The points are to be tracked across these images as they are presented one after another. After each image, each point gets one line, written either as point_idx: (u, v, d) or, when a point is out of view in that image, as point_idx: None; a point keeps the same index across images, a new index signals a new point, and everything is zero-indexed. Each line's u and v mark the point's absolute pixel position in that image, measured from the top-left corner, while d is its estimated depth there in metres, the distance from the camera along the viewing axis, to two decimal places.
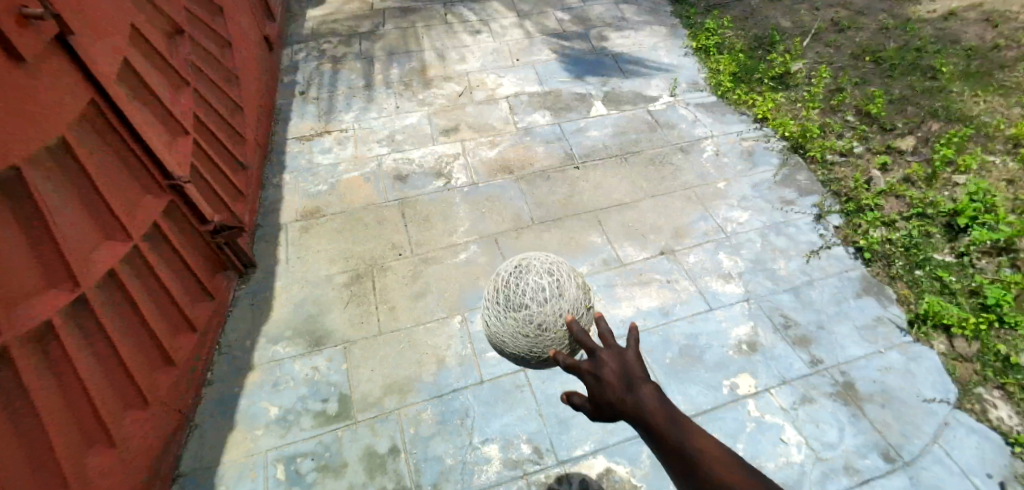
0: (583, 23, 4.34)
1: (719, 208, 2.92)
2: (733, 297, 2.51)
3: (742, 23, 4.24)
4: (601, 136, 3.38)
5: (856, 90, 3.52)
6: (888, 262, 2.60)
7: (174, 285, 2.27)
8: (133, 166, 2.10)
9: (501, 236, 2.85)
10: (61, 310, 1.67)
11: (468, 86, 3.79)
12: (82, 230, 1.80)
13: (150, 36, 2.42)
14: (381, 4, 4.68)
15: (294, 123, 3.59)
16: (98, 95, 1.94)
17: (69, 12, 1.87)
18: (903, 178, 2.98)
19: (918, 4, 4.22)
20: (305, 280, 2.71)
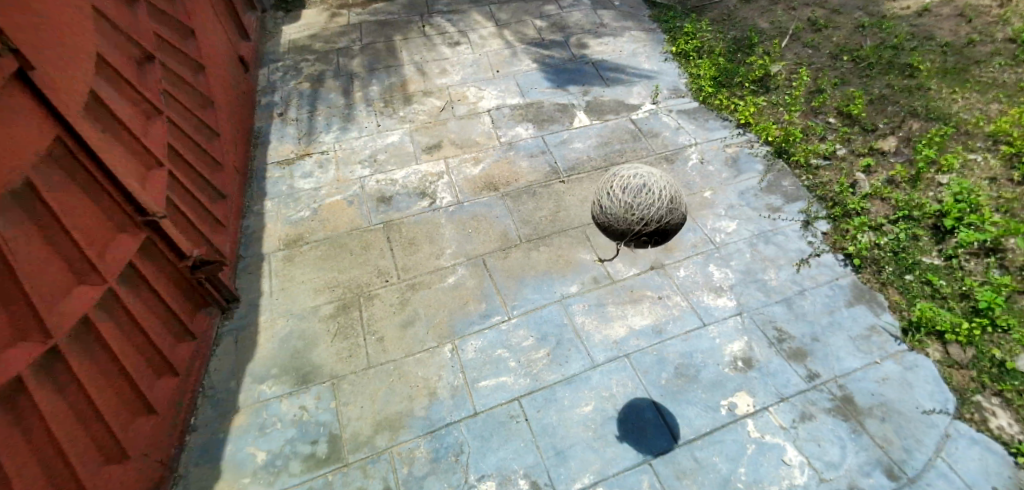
0: (561, 30, 4.31)
1: (708, 218, 2.91)
2: (725, 311, 2.50)
3: (721, 25, 4.24)
4: (585, 148, 3.34)
5: (836, 91, 3.54)
6: (877, 268, 2.61)
7: (154, 325, 2.20)
8: (105, 203, 2.00)
9: (489, 257, 2.80)
10: (32, 363, 1.59)
11: (449, 100, 3.74)
12: (52, 277, 1.72)
13: (120, 63, 2.30)
14: (356, 19, 4.61)
15: (273, 147, 3.51)
16: (64, 132, 1.84)
17: (30, 45, 1.75)
18: (888, 180, 3.00)
19: (892, 0, 4.25)
20: (290, 313, 2.64)
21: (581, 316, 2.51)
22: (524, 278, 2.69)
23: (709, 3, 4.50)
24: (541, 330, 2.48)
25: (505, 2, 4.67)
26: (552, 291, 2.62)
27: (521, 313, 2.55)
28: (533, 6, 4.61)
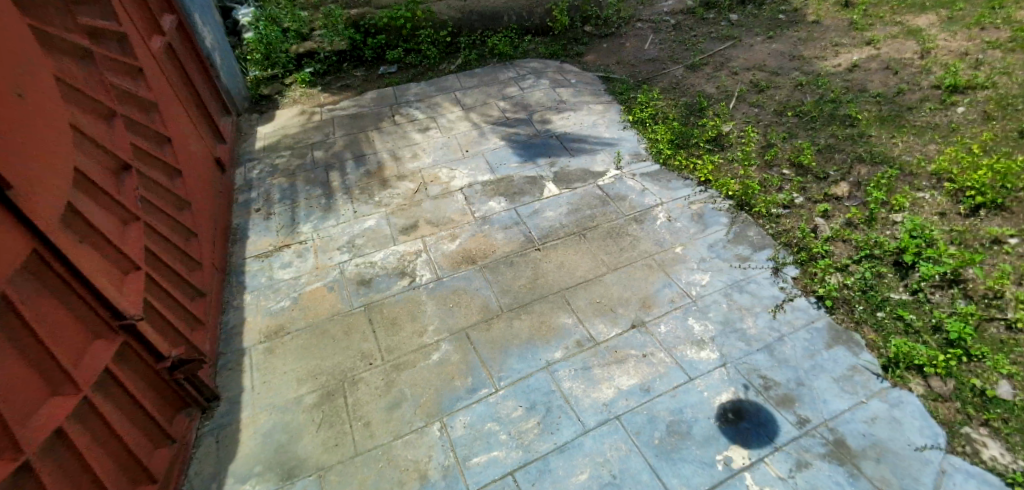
0: (525, 109, 4.59)
1: (681, 273, 2.99)
2: (709, 363, 2.52)
3: (671, 93, 4.56)
4: (557, 216, 3.46)
5: (786, 144, 3.78)
6: (849, 307, 2.69)
7: (131, 431, 2.13)
8: (82, 312, 1.99)
9: (472, 330, 2.80)
10: (3, 481, 1.51)
11: (422, 182, 3.88)
12: (24, 389, 1.68)
13: (97, 174, 2.36)
14: (329, 114, 4.85)
15: (252, 241, 3.56)
16: (42, 245, 1.85)
17: (13, 164, 1.80)
18: (846, 222, 3.15)
19: (824, 60, 4.66)
20: (272, 406, 2.58)
21: (568, 382, 2.50)
22: (508, 348, 2.69)
23: (658, 75, 4.87)
24: (529, 399, 2.46)
25: (470, 88, 4.98)
26: (537, 358, 2.62)
27: (508, 384, 2.53)
28: (496, 89, 4.92)
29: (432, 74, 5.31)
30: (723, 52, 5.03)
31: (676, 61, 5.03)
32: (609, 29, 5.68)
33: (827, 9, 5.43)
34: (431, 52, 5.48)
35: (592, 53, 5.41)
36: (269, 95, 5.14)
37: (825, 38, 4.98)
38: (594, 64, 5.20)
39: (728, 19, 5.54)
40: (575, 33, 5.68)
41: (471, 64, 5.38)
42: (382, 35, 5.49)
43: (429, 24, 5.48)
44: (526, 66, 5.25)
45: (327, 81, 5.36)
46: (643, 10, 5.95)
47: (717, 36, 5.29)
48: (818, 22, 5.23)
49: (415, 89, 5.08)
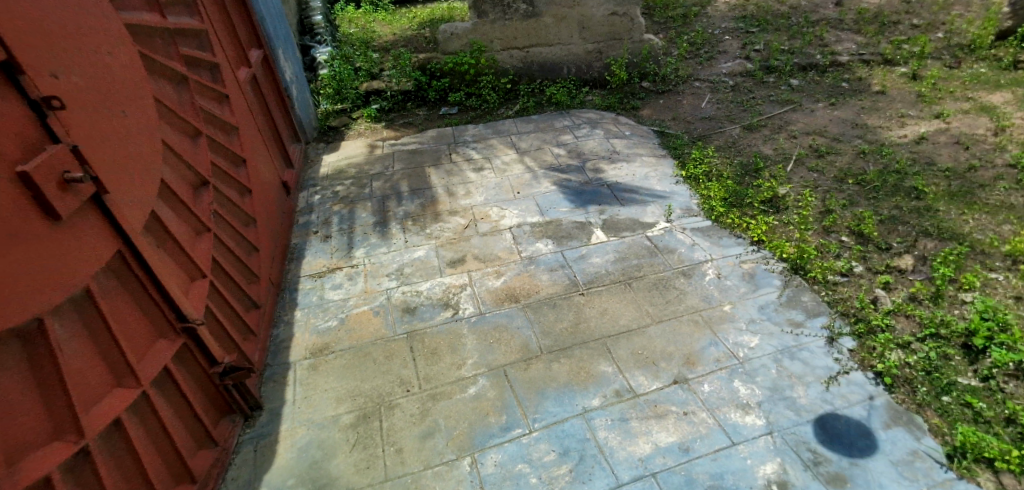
0: (578, 157, 4.70)
1: (728, 332, 2.92)
2: (755, 429, 2.42)
3: (726, 152, 4.56)
4: (604, 263, 3.48)
5: (845, 212, 3.69)
6: (911, 388, 2.54)
7: (180, 430, 2.23)
8: (151, 311, 2.14)
9: (510, 368, 2.81)
10: (62, 464, 1.61)
11: (473, 219, 3.99)
12: (93, 377, 1.80)
13: (179, 187, 2.57)
14: (391, 148, 5.12)
15: (307, 260, 3.74)
16: (126, 247, 2.02)
17: (111, 173, 1.99)
18: (909, 297, 3.02)
19: (889, 130, 4.58)
20: (311, 422, 2.64)
21: (605, 431, 2.46)
22: (545, 390, 2.68)
23: (714, 133, 4.89)
24: (563, 445, 2.42)
25: (526, 133, 5.15)
26: (574, 404, 2.60)
27: (543, 426, 2.51)
28: (552, 135, 5.08)
29: (491, 118, 5.54)
30: (782, 115, 5.02)
31: (733, 120, 5.05)
32: (667, 85, 5.79)
33: (893, 80, 5.37)
34: (491, 97, 5.73)
35: (648, 107, 5.52)
36: (336, 127, 5.48)
37: (890, 109, 4.91)
38: (649, 118, 5.30)
39: (788, 84, 5.55)
40: (633, 88, 5.83)
41: (529, 110, 5.58)
42: (446, 79, 5.81)
43: (490, 71, 5.79)
44: (582, 116, 5.41)
45: (391, 117, 5.67)
46: (702, 69, 6.04)
47: (776, 100, 5.29)
48: (883, 92, 5.18)
49: (474, 130, 5.31)
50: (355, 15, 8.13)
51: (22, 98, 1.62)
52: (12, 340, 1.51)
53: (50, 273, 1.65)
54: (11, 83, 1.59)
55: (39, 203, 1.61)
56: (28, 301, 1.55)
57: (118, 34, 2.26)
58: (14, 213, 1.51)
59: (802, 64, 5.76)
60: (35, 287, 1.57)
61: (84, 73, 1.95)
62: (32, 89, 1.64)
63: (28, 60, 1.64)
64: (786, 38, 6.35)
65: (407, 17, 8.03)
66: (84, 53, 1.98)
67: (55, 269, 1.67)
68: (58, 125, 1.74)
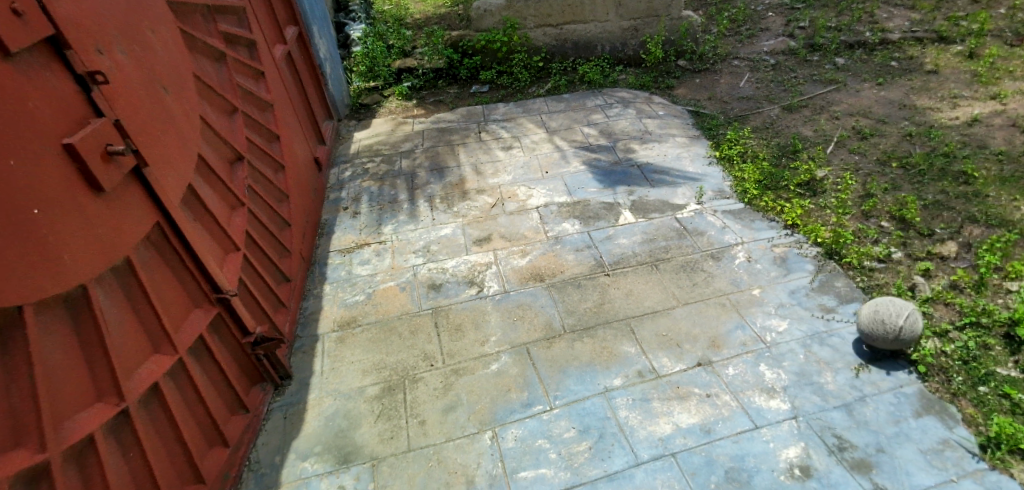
0: (609, 137, 4.62)
1: (756, 316, 2.86)
2: (779, 414, 2.39)
3: (763, 133, 4.41)
4: (630, 244, 3.44)
5: (887, 196, 3.54)
6: (946, 377, 2.46)
7: (214, 396, 2.34)
8: (187, 282, 2.23)
9: (533, 346, 2.83)
10: (103, 424, 1.72)
11: (500, 198, 3.99)
12: (133, 344, 1.90)
13: (216, 162, 2.65)
14: (420, 126, 5.13)
15: (337, 236, 3.82)
16: (164, 219, 2.10)
17: (151, 147, 2.06)
18: (950, 284, 2.91)
19: (940, 111, 4.34)
20: (338, 392, 2.74)
21: (625, 410, 2.46)
22: (567, 368, 2.69)
23: (751, 113, 4.73)
24: (583, 422, 2.44)
25: (556, 112, 5.09)
26: (596, 383, 2.60)
27: (563, 403, 2.53)
28: (582, 115, 5.00)
29: (521, 97, 5.48)
30: (825, 95, 4.81)
31: (772, 100, 4.87)
32: (704, 64, 5.61)
33: (948, 58, 5.07)
34: (522, 75, 5.68)
35: (683, 86, 5.37)
36: (368, 104, 5.53)
37: (942, 89, 4.64)
38: (684, 98, 5.16)
39: (833, 62, 5.30)
40: (668, 67, 5.67)
41: (560, 89, 5.50)
42: (477, 57, 5.77)
43: (523, 49, 5.71)
44: (614, 95, 5.30)
45: (421, 96, 5.68)
46: (742, 47, 5.82)
47: (820, 79, 5.07)
48: (936, 71, 4.89)
49: (503, 109, 5.27)
50: None
51: (68, 74, 1.69)
52: (58, 307, 1.61)
53: (93, 244, 1.73)
54: (58, 60, 1.66)
55: (82, 176, 1.69)
56: (72, 268, 1.64)
57: (158, 12, 2.32)
58: (57, 185, 1.59)
59: (849, 41, 5.48)
60: (77, 257, 1.66)
61: (126, 50, 2.01)
62: (77, 66, 1.71)
63: (73, 37, 1.71)
64: (834, 14, 6.04)
65: None
66: (127, 31, 2.04)
67: (98, 240, 1.76)
68: (102, 100, 1.81)
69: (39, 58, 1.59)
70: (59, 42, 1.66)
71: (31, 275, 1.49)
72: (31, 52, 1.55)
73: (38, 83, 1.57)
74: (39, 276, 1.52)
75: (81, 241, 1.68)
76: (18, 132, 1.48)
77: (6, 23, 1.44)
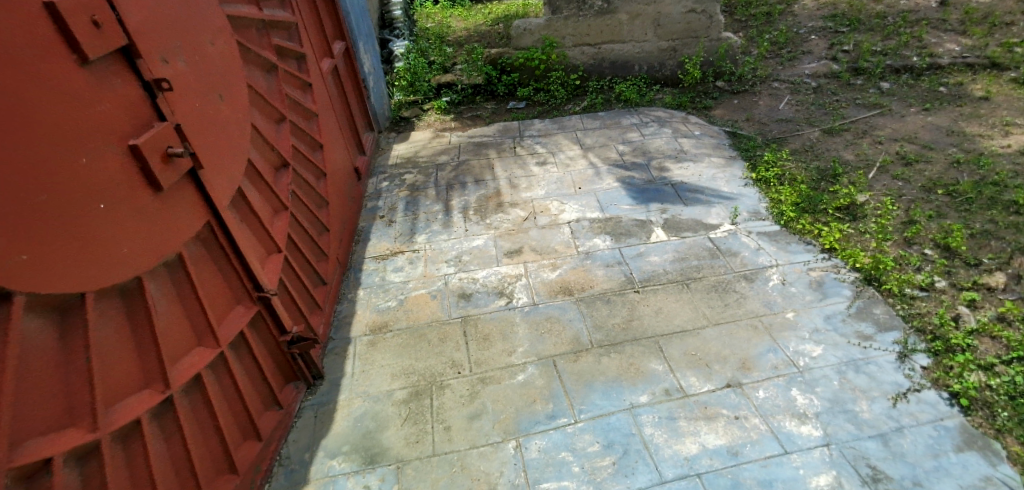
0: (643, 155, 4.63)
1: (789, 340, 2.80)
2: (811, 440, 2.33)
3: (802, 156, 4.34)
4: (662, 262, 3.43)
5: (931, 223, 3.44)
6: (990, 412, 2.37)
7: (250, 390, 2.44)
8: (231, 279, 2.35)
9: (560, 359, 2.84)
10: (149, 409, 1.82)
11: (533, 211, 4.05)
12: (178, 335, 2.01)
13: (263, 167, 2.79)
14: (457, 139, 5.26)
15: (372, 243, 3.94)
16: (214, 219, 2.22)
17: (206, 151, 2.20)
18: (997, 317, 2.81)
19: (990, 139, 4.21)
20: (366, 394, 2.81)
21: (651, 428, 2.45)
22: (593, 382, 2.69)
23: (790, 135, 4.67)
24: (608, 437, 2.44)
25: (591, 129, 5.14)
26: (622, 399, 2.60)
27: (588, 417, 2.53)
28: (618, 133, 5.03)
29: (557, 113, 5.56)
30: (868, 119, 4.72)
31: (812, 123, 4.79)
32: (742, 85, 5.57)
33: (1000, 85, 4.92)
34: (559, 92, 5.77)
35: (720, 107, 5.34)
36: (408, 117, 5.71)
37: (993, 116, 4.50)
38: (721, 119, 5.13)
39: (877, 87, 5.19)
40: (706, 87, 5.66)
41: (596, 107, 5.56)
42: (516, 74, 5.89)
43: (560, 67, 5.80)
44: (650, 114, 5.32)
45: (459, 110, 5.83)
46: (782, 70, 5.76)
47: (863, 103, 4.96)
48: (987, 97, 4.74)
49: (539, 125, 5.35)
50: (433, 11, 8.38)
51: (136, 81, 1.83)
52: (116, 296, 1.73)
53: (149, 239, 1.86)
54: (128, 68, 1.80)
55: (144, 175, 1.82)
56: (129, 260, 1.76)
57: (218, 25, 2.48)
58: (121, 183, 1.73)
59: (895, 65, 5.36)
60: (135, 250, 1.79)
61: (188, 60, 2.16)
62: (144, 74, 1.85)
63: (143, 48, 1.85)
64: (880, 38, 5.93)
65: (481, 13, 8.18)
66: (190, 43, 2.19)
67: (155, 236, 1.88)
68: (164, 106, 1.95)
69: (113, 66, 1.74)
70: (131, 52, 1.80)
71: (94, 263, 1.61)
72: (106, 60, 1.70)
73: (110, 88, 1.72)
74: (100, 266, 1.64)
75: (139, 235, 1.81)
76: (91, 133, 1.62)
77: (85, 34, 1.58)
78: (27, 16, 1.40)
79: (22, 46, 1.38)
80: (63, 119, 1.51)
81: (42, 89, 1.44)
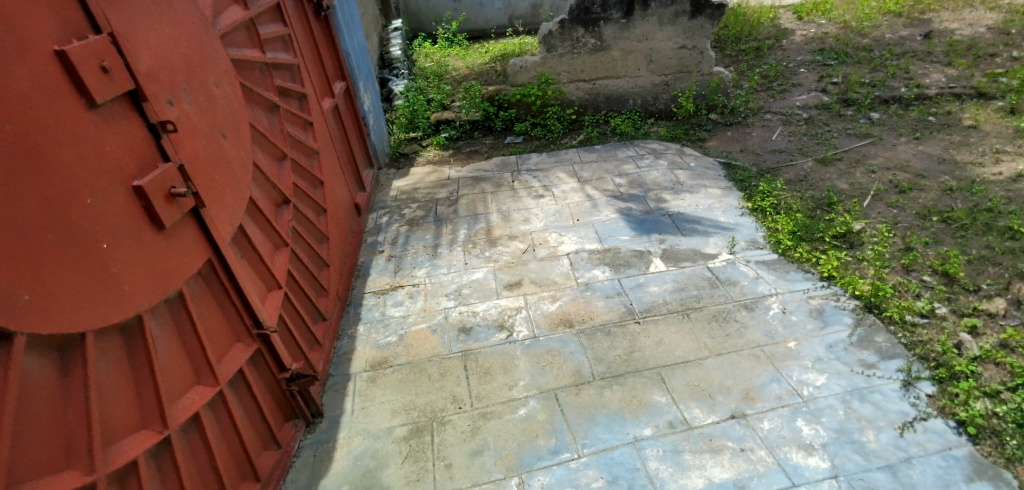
0: (640, 187, 4.69)
1: (792, 370, 2.78)
2: (819, 472, 2.29)
3: (797, 185, 4.39)
4: (661, 292, 3.44)
5: (929, 250, 3.47)
6: (999, 441, 2.33)
7: (248, 430, 2.41)
8: (231, 316, 2.35)
9: (561, 391, 2.82)
10: (146, 450, 1.79)
11: (532, 244, 4.07)
12: (177, 374, 2.00)
13: (265, 205, 2.83)
14: (456, 174, 5.34)
15: (372, 278, 3.95)
16: (215, 255, 2.24)
17: (210, 189, 2.23)
18: (1000, 343, 2.80)
19: (981, 166, 4.28)
20: (366, 431, 2.76)
21: (655, 462, 2.41)
22: (596, 415, 2.66)
23: (784, 166, 4.74)
24: (611, 472, 2.39)
25: (588, 162, 5.22)
26: (625, 432, 2.56)
27: (592, 452, 2.49)
28: (614, 165, 5.11)
29: (554, 147, 5.66)
30: (861, 148, 4.80)
31: (805, 153, 4.88)
32: (735, 117, 5.70)
33: (988, 114, 5.03)
34: (556, 127, 5.90)
35: (714, 139, 5.45)
36: (407, 154, 5.81)
37: (983, 144, 4.58)
38: (716, 150, 5.22)
39: (868, 117, 5.31)
40: (699, 120, 5.79)
41: (592, 140, 5.66)
42: (513, 109, 6.01)
43: (557, 102, 5.94)
44: (646, 146, 5.42)
45: (458, 146, 5.94)
46: (773, 102, 5.90)
47: (855, 133, 5.07)
48: (976, 126, 4.85)
49: (537, 159, 5.44)
50: (432, 51, 8.61)
51: (142, 122, 1.88)
52: (117, 335, 1.74)
53: (152, 277, 1.87)
54: (135, 110, 1.85)
55: (147, 214, 1.85)
56: (131, 299, 1.76)
57: (224, 67, 2.56)
58: (125, 223, 1.75)
59: (884, 97, 5.49)
60: (138, 288, 1.80)
61: (194, 101, 2.22)
62: (151, 115, 1.91)
63: (150, 91, 1.92)
64: (868, 71, 6.09)
65: (480, 51, 8.44)
66: (196, 85, 2.27)
67: (157, 274, 1.90)
68: (169, 145, 2.00)
69: (120, 107, 1.79)
70: (137, 94, 1.86)
71: (95, 304, 1.62)
72: (113, 103, 1.75)
73: (116, 127, 1.76)
74: (103, 305, 1.65)
75: (141, 272, 1.82)
76: (96, 174, 1.65)
77: (94, 79, 1.64)
78: (23, 66, 1.42)
79: (23, 97, 1.41)
80: (70, 161, 1.55)
81: (38, 131, 1.45)
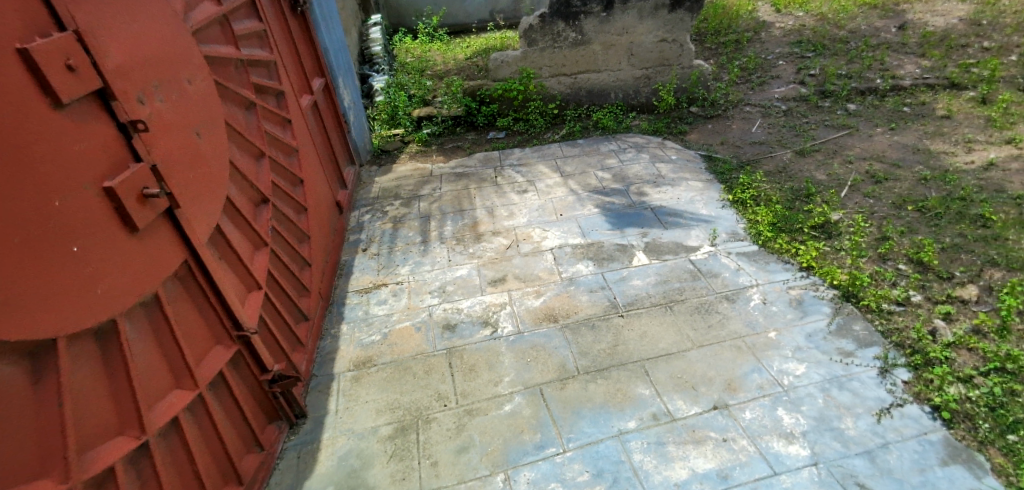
0: (622, 180, 4.70)
1: (773, 360, 2.82)
2: (799, 460, 2.33)
3: (777, 177, 4.44)
4: (645, 285, 3.45)
5: (904, 239, 3.54)
6: (972, 424, 2.40)
7: (229, 433, 2.37)
8: (210, 318, 2.30)
9: (546, 386, 2.82)
10: (124, 456, 1.75)
11: (515, 239, 4.06)
12: (155, 378, 1.96)
13: (243, 204, 2.77)
14: (439, 170, 5.30)
15: (355, 276, 3.91)
16: (192, 257, 2.19)
17: (185, 188, 2.17)
18: (972, 329, 2.87)
19: (954, 156, 4.37)
20: (351, 431, 2.74)
21: (639, 454, 2.42)
22: (581, 410, 2.67)
23: (764, 157, 4.79)
24: (596, 466, 2.40)
25: (571, 157, 5.22)
26: (609, 425, 2.57)
27: (577, 446, 2.50)
28: (597, 159, 5.12)
29: (537, 142, 5.65)
30: (838, 139, 4.87)
31: (784, 145, 4.93)
32: (715, 110, 5.74)
33: (960, 104, 5.13)
34: (538, 121, 5.89)
35: (695, 132, 5.49)
36: (389, 150, 5.74)
37: (956, 134, 4.68)
38: (697, 143, 5.26)
39: (845, 108, 5.39)
40: (681, 113, 5.83)
41: (574, 135, 5.66)
42: (495, 104, 5.98)
43: (539, 97, 5.92)
44: (627, 140, 5.44)
45: (441, 142, 5.90)
46: (753, 94, 5.95)
47: (832, 124, 5.14)
48: (949, 116, 4.95)
49: (519, 154, 5.42)
50: (412, 45, 8.50)
51: (112, 121, 1.82)
52: (91, 341, 1.69)
53: (126, 280, 1.82)
54: (105, 109, 1.80)
55: (120, 215, 1.80)
56: (104, 304, 1.72)
57: (198, 64, 2.50)
58: (96, 225, 1.70)
59: (860, 88, 5.58)
60: (112, 292, 1.75)
61: (167, 99, 2.16)
62: (121, 114, 1.85)
63: (120, 88, 1.86)
64: (844, 62, 6.18)
65: (461, 46, 8.36)
66: (169, 82, 2.21)
67: (132, 276, 1.85)
68: (141, 145, 1.94)
69: (88, 106, 1.73)
70: (106, 92, 1.80)
71: (67, 309, 1.57)
72: (81, 102, 1.70)
73: (84, 127, 1.70)
74: (75, 310, 1.60)
75: (115, 275, 1.77)
76: (64, 175, 1.59)
77: (60, 77, 1.58)
78: None
79: None
80: (37, 161, 1.50)
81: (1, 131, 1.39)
